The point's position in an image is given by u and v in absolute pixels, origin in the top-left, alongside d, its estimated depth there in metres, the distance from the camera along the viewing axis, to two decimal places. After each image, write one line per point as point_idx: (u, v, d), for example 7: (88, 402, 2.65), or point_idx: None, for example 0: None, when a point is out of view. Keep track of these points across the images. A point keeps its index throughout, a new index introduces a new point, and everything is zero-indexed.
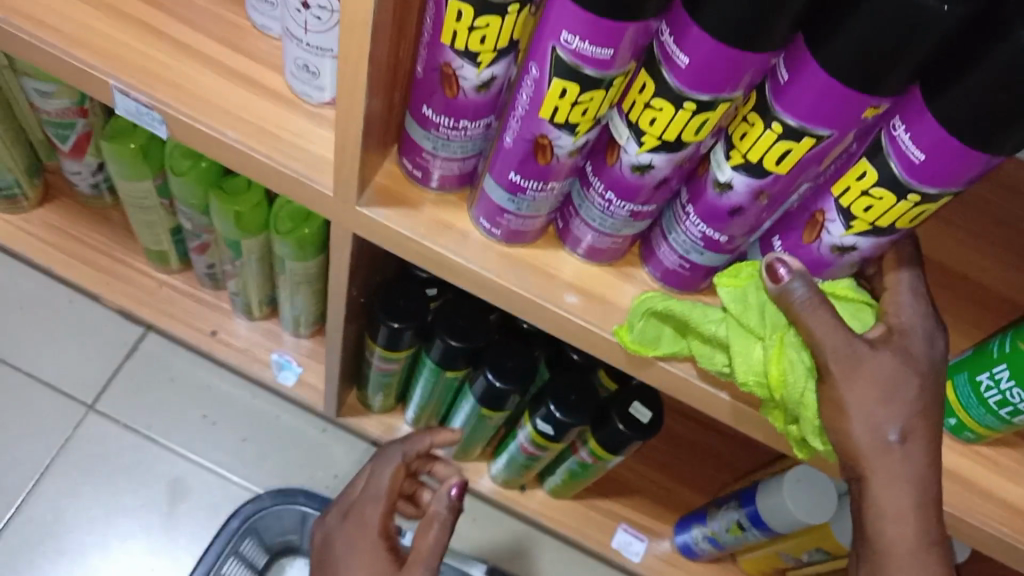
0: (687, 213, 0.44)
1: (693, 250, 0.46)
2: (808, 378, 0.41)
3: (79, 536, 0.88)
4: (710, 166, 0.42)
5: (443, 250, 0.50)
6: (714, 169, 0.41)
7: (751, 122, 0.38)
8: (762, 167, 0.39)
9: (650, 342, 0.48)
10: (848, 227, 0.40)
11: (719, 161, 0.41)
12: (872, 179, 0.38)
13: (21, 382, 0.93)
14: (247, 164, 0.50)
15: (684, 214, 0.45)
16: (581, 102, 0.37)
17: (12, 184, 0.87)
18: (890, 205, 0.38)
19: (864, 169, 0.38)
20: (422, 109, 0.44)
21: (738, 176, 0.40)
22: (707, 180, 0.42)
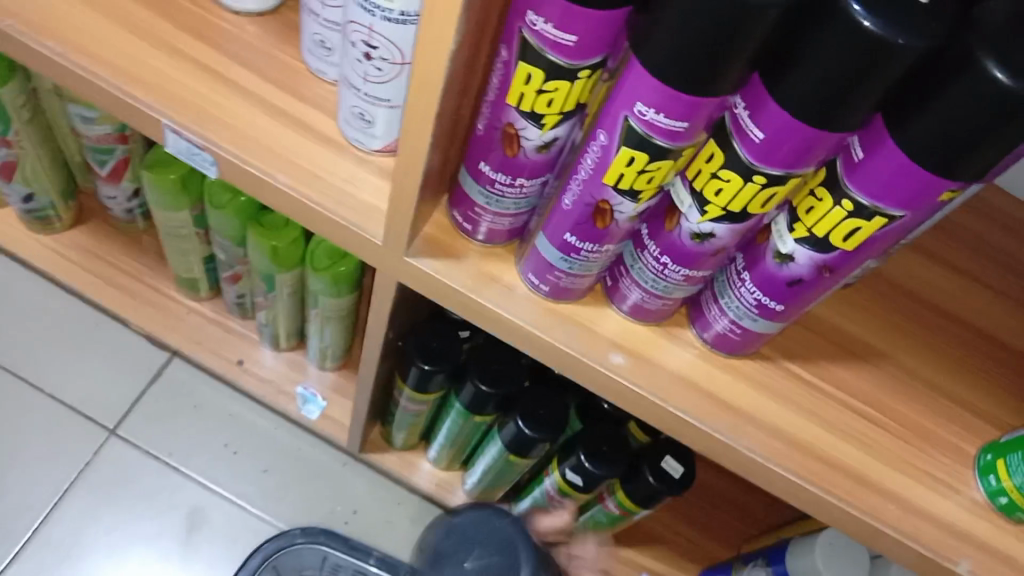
0: (742, 279, 0.44)
1: (747, 316, 0.45)
2: None
3: (95, 562, 0.87)
4: (771, 235, 0.41)
5: (490, 302, 0.49)
6: (776, 239, 0.41)
7: (819, 197, 0.37)
8: (827, 242, 0.38)
9: None
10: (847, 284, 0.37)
11: (781, 232, 0.40)
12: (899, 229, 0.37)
13: (44, 402, 0.92)
14: (297, 208, 0.50)
15: (739, 280, 0.44)
16: (649, 170, 0.37)
17: (47, 205, 0.87)
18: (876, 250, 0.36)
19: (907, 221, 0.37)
20: (478, 165, 0.44)
21: (800, 248, 0.40)
22: (766, 250, 0.41)
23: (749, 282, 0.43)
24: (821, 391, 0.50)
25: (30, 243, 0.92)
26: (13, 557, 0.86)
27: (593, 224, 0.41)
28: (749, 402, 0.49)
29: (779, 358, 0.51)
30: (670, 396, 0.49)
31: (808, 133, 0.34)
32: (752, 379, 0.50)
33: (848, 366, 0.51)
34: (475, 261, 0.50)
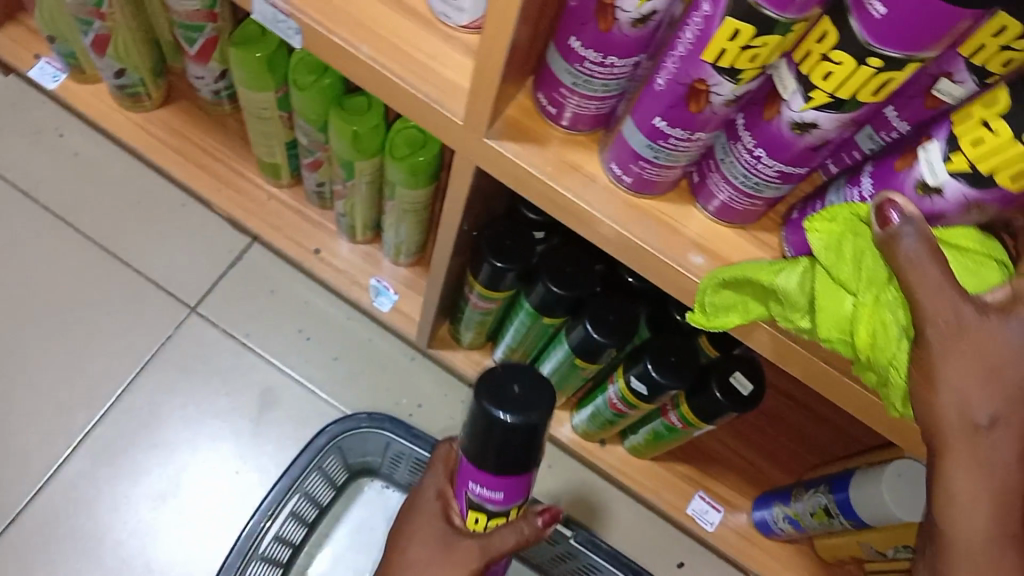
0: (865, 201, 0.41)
1: None
2: (902, 340, 0.37)
3: (172, 431, 0.91)
4: (918, 160, 0.37)
5: (569, 191, 0.48)
6: (924, 169, 0.37)
7: (993, 130, 0.34)
8: (987, 177, 0.35)
9: (721, 316, 0.46)
10: (949, 159, 0.36)
11: (932, 163, 0.37)
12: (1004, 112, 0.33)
13: (130, 276, 0.95)
14: (379, 82, 0.49)
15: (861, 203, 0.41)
16: (752, 47, 0.35)
17: (136, 82, 0.88)
18: (1005, 146, 0.34)
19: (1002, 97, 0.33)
20: (568, 40, 0.42)
21: (953, 182, 0.36)
22: (910, 175, 0.38)
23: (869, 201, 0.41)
24: None
25: (120, 119, 0.93)
26: (98, 419, 0.91)
27: (686, 107, 0.39)
28: None
29: None
30: None
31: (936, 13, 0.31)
32: None
33: None
34: (557, 148, 0.48)
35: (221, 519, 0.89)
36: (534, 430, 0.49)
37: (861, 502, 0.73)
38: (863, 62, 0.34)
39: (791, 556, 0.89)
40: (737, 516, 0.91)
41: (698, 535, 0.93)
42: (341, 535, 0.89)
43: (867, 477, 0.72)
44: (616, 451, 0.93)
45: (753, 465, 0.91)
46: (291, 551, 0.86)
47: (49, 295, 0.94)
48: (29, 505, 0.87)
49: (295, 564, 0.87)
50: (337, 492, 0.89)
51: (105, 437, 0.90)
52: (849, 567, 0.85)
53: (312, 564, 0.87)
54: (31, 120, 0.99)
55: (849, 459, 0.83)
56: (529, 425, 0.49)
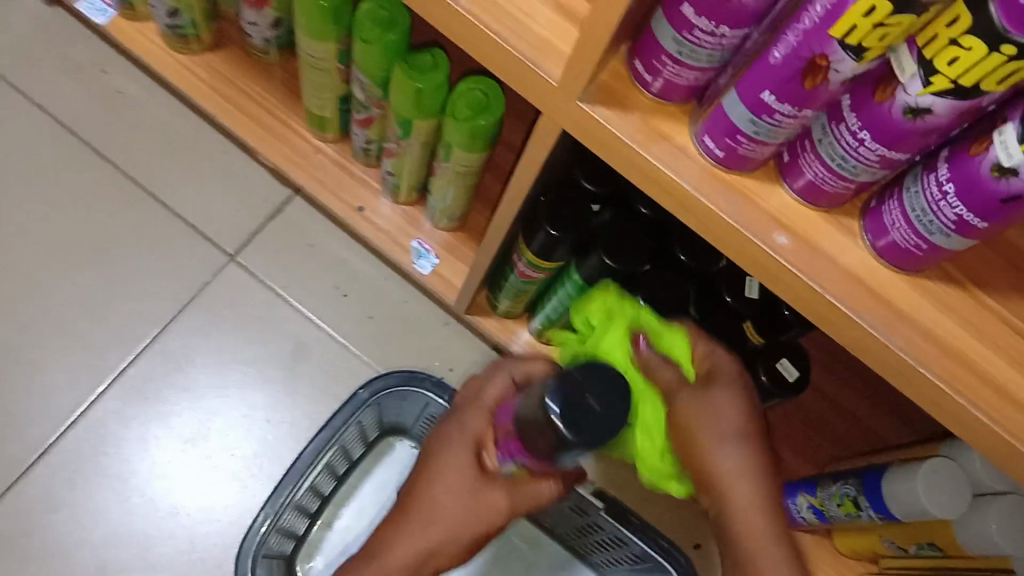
0: (944, 191, 0.41)
1: (939, 231, 0.43)
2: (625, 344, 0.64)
3: (202, 377, 0.91)
4: (993, 144, 0.38)
5: (657, 159, 0.48)
6: (999, 151, 0.38)
7: None
8: None
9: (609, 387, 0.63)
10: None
11: (1009, 144, 0.37)
12: None
13: (167, 219, 0.95)
14: (473, 36, 0.49)
15: (940, 194, 0.41)
16: (885, 25, 0.34)
17: (189, 24, 0.87)
18: None
19: None
20: (679, 8, 0.41)
21: None
22: (984, 160, 0.39)
23: (953, 196, 0.41)
24: (983, 304, 0.48)
25: (167, 59, 0.92)
26: (131, 359, 0.91)
27: (801, 82, 0.39)
28: (910, 303, 0.48)
29: (945, 265, 0.49)
30: (833, 284, 0.48)
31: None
32: (918, 281, 0.48)
33: (1015, 288, 0.48)
34: (648, 115, 0.48)
35: (250, 468, 0.90)
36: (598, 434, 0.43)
37: (893, 496, 0.73)
38: (997, 51, 0.33)
39: (810, 545, 0.90)
40: None
41: None
42: (367, 492, 0.89)
43: (900, 472, 0.72)
44: None
45: None
46: (318, 503, 0.87)
47: (88, 233, 0.94)
48: (57, 439, 0.88)
49: (322, 515, 0.88)
50: (366, 448, 0.90)
51: (136, 378, 0.90)
52: (866, 558, 0.86)
53: (338, 517, 0.88)
54: (77, 54, 0.98)
55: (879, 452, 0.83)
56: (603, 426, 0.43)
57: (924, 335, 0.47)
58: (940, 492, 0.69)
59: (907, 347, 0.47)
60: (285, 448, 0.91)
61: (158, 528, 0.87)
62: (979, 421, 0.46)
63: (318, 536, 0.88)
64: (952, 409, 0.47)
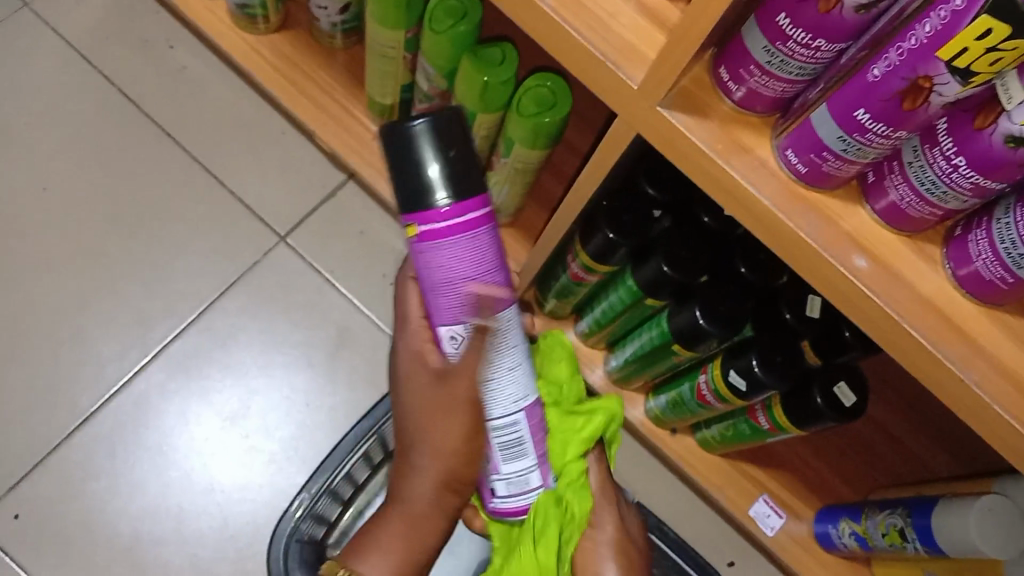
0: None
1: None
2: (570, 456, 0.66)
3: (246, 355, 0.92)
4: None
5: (736, 171, 0.46)
6: None
7: None
8: None
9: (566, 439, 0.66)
10: None
11: None
12: None
13: (222, 197, 0.95)
14: (554, 34, 0.48)
15: None
16: (1000, 49, 0.33)
17: (257, 4, 0.87)
18: None
19: None
20: (776, 18, 0.40)
21: None
22: None
23: None
24: None
25: (232, 37, 0.92)
26: (178, 334, 0.91)
27: (900, 103, 0.38)
28: (987, 337, 0.46)
29: None
30: (908, 312, 0.46)
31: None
32: (998, 316, 0.46)
33: None
34: (727, 125, 0.47)
35: (288, 450, 0.90)
36: (466, 154, 0.51)
37: (943, 530, 0.70)
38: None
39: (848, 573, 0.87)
40: (798, 524, 0.89)
41: (753, 536, 0.92)
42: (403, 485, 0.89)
43: (953, 507, 0.70)
44: (684, 441, 0.91)
45: (819, 475, 0.89)
46: (352, 490, 0.87)
47: (143, 205, 0.94)
48: (102, 407, 0.89)
49: (355, 502, 0.88)
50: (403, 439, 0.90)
51: (182, 353, 0.91)
52: None
53: (369, 504, 0.89)
54: (144, 27, 0.98)
55: (928, 483, 0.81)
56: (438, 127, 0.50)
57: (1001, 373, 0.45)
58: (995, 530, 0.67)
59: (984, 384, 0.45)
60: (323, 433, 0.91)
61: (195, 503, 0.88)
62: None
63: (349, 523, 0.88)
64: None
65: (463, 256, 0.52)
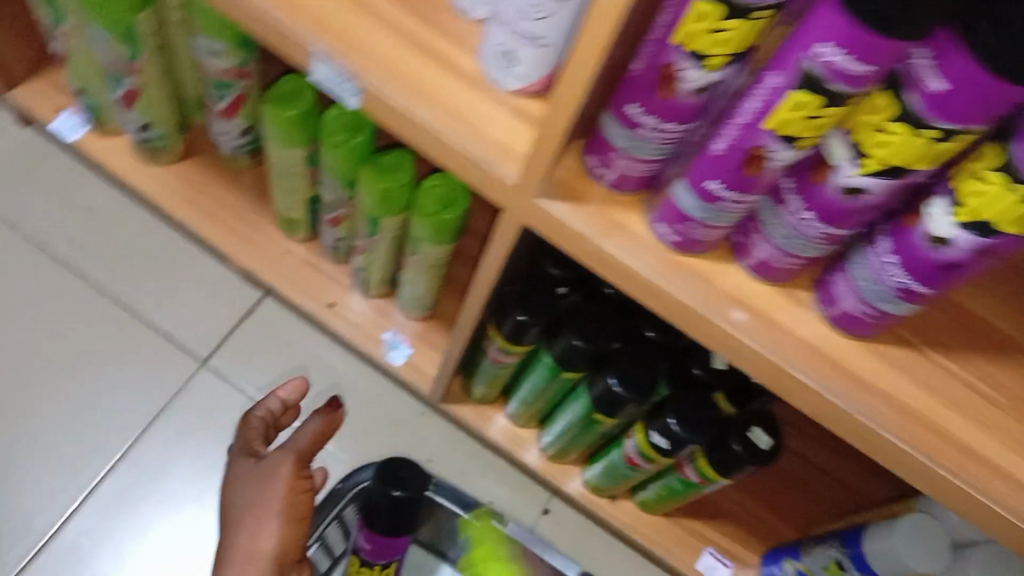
0: (887, 263, 0.44)
1: (885, 299, 0.45)
2: None
3: (179, 485, 0.91)
4: (925, 216, 0.41)
5: (617, 249, 0.50)
6: (930, 223, 0.41)
7: (988, 180, 0.37)
8: (992, 226, 0.38)
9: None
10: (953, 211, 0.40)
11: (937, 216, 0.40)
12: (993, 159, 0.37)
13: (140, 327, 0.96)
14: (435, 143, 0.52)
15: (885, 266, 0.44)
16: (816, 118, 0.37)
17: (159, 136, 0.89)
18: (998, 194, 0.37)
19: (989, 150, 0.37)
20: (627, 107, 0.44)
21: (962, 233, 0.40)
22: (917, 230, 0.41)
23: (897, 265, 0.43)
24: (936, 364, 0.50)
25: (137, 171, 0.94)
26: (106, 473, 0.90)
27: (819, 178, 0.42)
28: (866, 369, 0.50)
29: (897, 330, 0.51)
30: (791, 356, 0.50)
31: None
32: (872, 346, 0.50)
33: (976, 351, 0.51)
34: (604, 207, 0.51)
35: None
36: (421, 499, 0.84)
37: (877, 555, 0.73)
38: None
39: None
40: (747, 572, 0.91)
41: None
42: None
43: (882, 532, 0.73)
44: (626, 507, 0.93)
45: (762, 521, 0.91)
46: None
47: (60, 348, 0.94)
48: (29, 565, 0.86)
49: None
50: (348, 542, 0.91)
51: (110, 495, 0.89)
52: None
53: None
54: (47, 171, 1.00)
55: (858, 513, 0.85)
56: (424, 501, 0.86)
57: (890, 403, 0.49)
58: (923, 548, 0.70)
59: (871, 412, 0.48)
60: None
61: None
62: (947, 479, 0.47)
63: None
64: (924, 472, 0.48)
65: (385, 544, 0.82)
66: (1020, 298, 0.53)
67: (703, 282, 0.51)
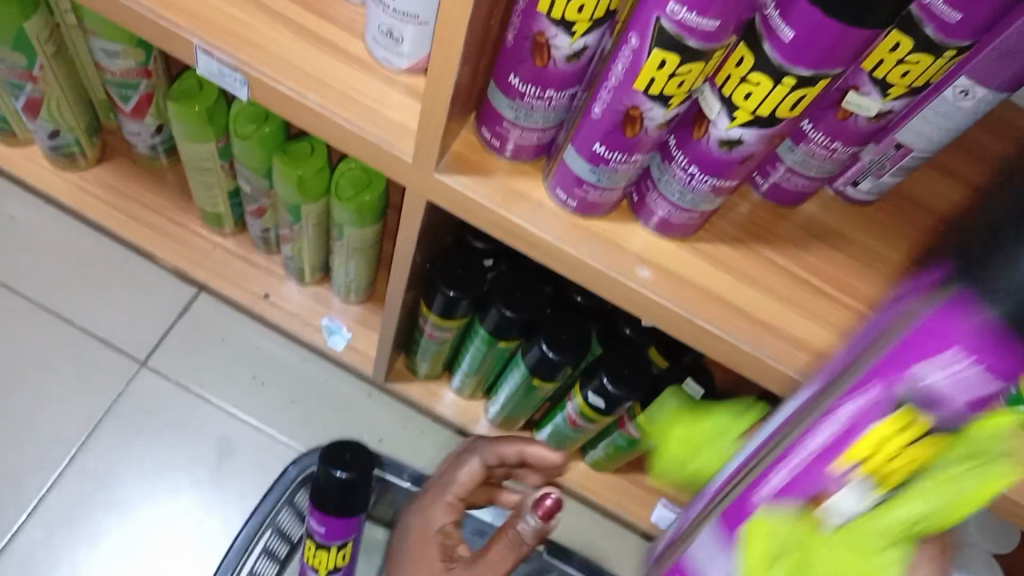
0: (829, 146, 0.46)
1: (823, 168, 0.48)
2: None
3: (128, 489, 0.90)
4: (854, 107, 0.43)
5: (519, 217, 0.50)
6: (862, 111, 0.43)
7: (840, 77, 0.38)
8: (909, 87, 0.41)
9: None
10: (885, 95, 0.42)
11: (866, 104, 0.43)
12: (907, 48, 0.39)
13: (75, 336, 0.94)
14: (328, 128, 0.51)
15: (825, 149, 0.47)
16: (679, 74, 0.38)
17: (71, 141, 0.87)
18: (924, 66, 0.39)
19: (898, 40, 0.39)
20: (507, 77, 0.45)
21: (896, 103, 0.43)
22: (853, 121, 0.44)
23: (835, 142, 0.46)
24: (830, 298, 0.51)
25: (54, 180, 0.92)
26: (53, 484, 0.89)
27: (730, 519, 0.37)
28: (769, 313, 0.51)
29: (797, 272, 0.52)
30: (697, 307, 0.50)
31: (991, 335, 0.29)
32: (774, 291, 0.51)
33: (873, 284, 0.52)
34: (503, 177, 0.51)
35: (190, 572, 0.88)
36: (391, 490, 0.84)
37: None
38: (891, 420, 0.31)
39: None
40: None
41: None
42: None
43: None
44: (578, 468, 0.95)
45: None
46: None
47: None
48: None
49: None
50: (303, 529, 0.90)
51: (60, 506, 0.89)
52: None
53: None
54: None
55: None
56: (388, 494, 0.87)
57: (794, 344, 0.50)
58: None
59: (775, 355, 0.50)
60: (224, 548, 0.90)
61: None
62: None
63: None
64: None
65: (341, 526, 0.78)
66: (889, 213, 0.54)
67: (607, 242, 0.51)
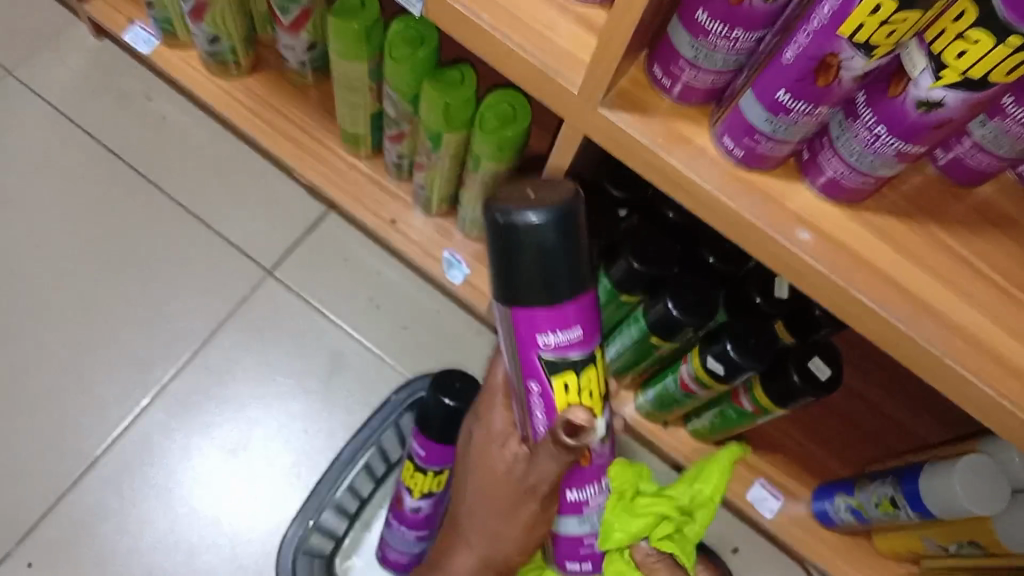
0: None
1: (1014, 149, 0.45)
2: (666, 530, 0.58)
3: (243, 389, 0.94)
4: None
5: (680, 162, 0.49)
6: None
7: None
8: None
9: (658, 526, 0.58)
10: None
11: None
12: None
13: (209, 237, 0.98)
14: (497, 50, 0.51)
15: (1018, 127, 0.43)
16: (893, 22, 0.36)
17: (227, 49, 0.90)
18: None
19: None
20: (695, 13, 0.43)
21: None
22: None
23: None
24: (999, 290, 0.48)
25: (207, 84, 0.95)
26: (175, 374, 0.94)
27: (579, 464, 0.56)
28: (930, 293, 0.48)
29: (966, 255, 0.49)
30: (853, 276, 0.48)
31: (554, 315, 0.52)
32: (938, 272, 0.48)
33: None
34: (667, 119, 0.50)
35: (291, 477, 0.92)
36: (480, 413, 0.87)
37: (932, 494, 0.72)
38: (585, 368, 0.54)
39: (852, 548, 0.88)
40: (796, 504, 0.91)
41: (755, 520, 0.93)
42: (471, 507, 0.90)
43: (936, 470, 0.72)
44: (679, 433, 0.93)
45: (811, 452, 0.91)
46: (357, 504, 0.91)
47: (137, 254, 0.97)
48: (106, 454, 0.91)
49: (361, 517, 0.92)
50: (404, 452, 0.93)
51: (180, 394, 0.93)
52: (904, 558, 0.85)
53: (375, 517, 0.93)
54: (122, 82, 1.02)
55: (916, 452, 0.83)
56: None
57: (951, 329, 0.47)
58: (980, 489, 0.69)
59: (934, 338, 0.47)
60: (326, 457, 0.93)
61: (204, 537, 0.90)
62: (1009, 411, 0.46)
63: (358, 536, 0.92)
64: (984, 400, 0.47)
65: (442, 453, 0.80)
66: None
67: (766, 198, 0.49)
